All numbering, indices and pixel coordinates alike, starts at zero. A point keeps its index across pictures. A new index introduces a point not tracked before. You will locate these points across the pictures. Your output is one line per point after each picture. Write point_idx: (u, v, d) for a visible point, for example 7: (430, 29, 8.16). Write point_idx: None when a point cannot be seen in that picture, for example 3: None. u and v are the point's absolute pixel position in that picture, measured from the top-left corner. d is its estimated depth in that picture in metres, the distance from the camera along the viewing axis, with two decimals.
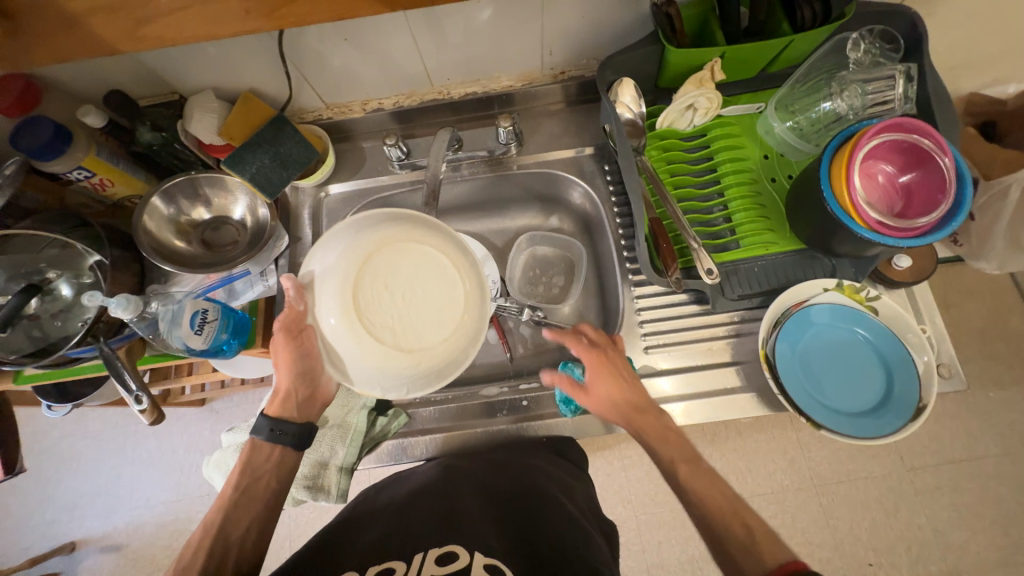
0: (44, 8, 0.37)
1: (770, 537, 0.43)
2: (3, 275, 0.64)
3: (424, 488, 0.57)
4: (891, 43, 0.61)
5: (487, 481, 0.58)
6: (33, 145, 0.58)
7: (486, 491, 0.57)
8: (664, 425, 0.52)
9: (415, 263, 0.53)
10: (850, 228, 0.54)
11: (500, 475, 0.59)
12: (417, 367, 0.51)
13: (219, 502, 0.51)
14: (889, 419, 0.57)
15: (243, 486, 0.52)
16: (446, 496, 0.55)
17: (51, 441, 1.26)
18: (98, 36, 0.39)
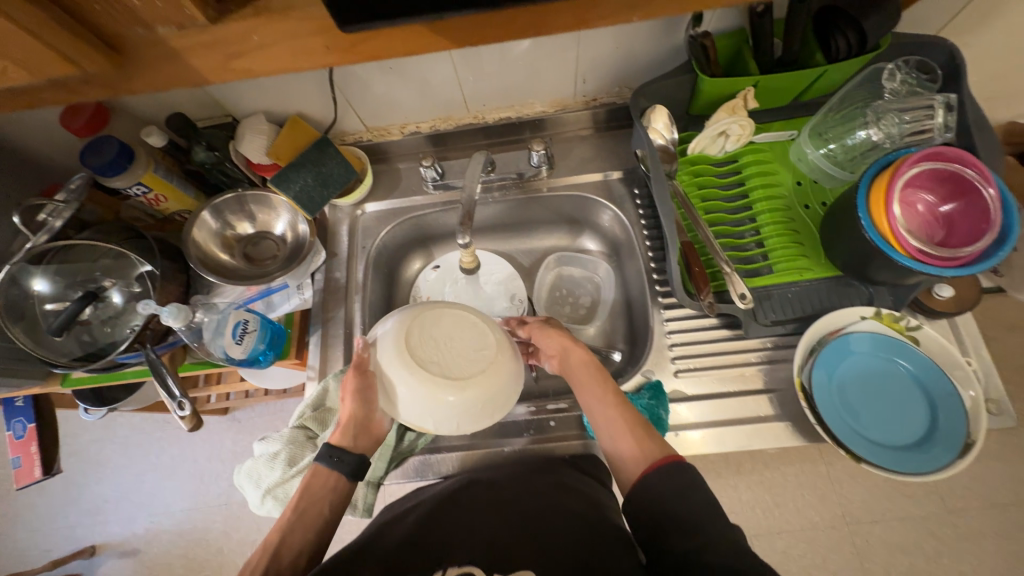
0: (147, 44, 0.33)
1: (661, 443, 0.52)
2: (62, 282, 0.67)
3: (450, 502, 0.57)
4: (928, 74, 0.60)
5: (509, 494, 0.57)
6: (99, 162, 0.62)
7: (508, 505, 0.55)
8: (584, 357, 0.61)
9: (462, 313, 0.56)
10: (889, 255, 0.53)
11: (524, 488, 0.58)
12: (460, 405, 0.51)
13: (279, 523, 0.52)
14: (936, 453, 0.54)
15: (300, 509, 0.53)
16: (470, 513, 0.55)
17: (80, 444, 1.30)
18: (193, 70, 0.35)
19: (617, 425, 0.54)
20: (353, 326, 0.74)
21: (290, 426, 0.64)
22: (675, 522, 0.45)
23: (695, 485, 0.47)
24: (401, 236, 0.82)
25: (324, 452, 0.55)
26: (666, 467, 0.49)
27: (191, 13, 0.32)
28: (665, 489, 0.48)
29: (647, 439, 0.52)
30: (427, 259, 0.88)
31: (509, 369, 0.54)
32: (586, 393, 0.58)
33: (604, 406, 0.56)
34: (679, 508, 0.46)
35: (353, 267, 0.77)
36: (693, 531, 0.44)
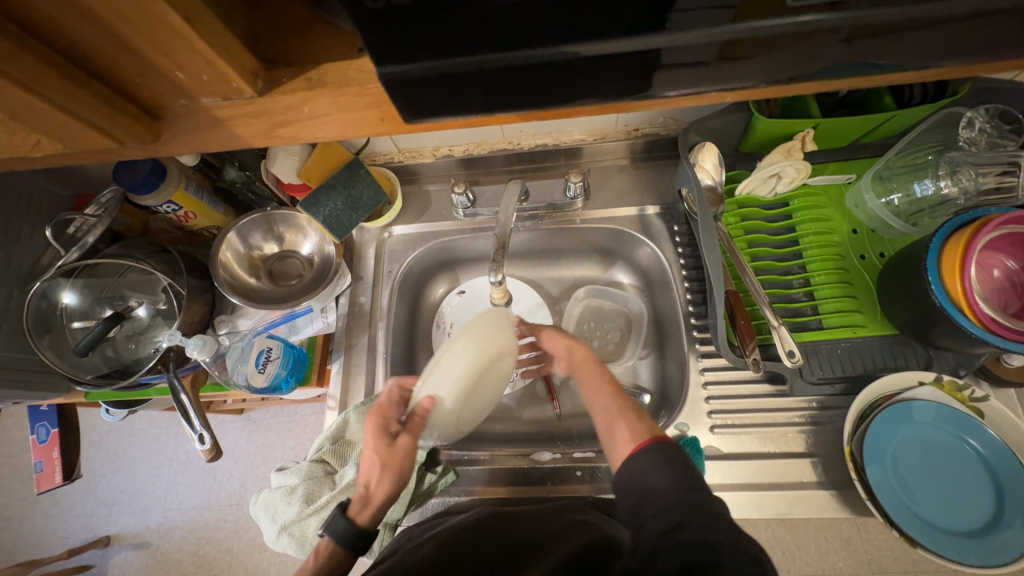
0: (195, 112, 0.33)
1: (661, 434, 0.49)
2: (89, 297, 0.66)
3: (456, 540, 0.51)
4: (1011, 124, 0.56)
5: (516, 538, 0.52)
6: (132, 180, 0.61)
7: (511, 548, 0.51)
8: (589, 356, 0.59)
9: (505, 370, 0.63)
10: (959, 323, 0.48)
11: (540, 529, 0.53)
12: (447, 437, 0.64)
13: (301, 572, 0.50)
14: (1008, 539, 0.49)
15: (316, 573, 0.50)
16: (472, 553, 0.50)
17: (100, 434, 1.31)
18: (236, 136, 0.34)
19: (612, 406, 0.53)
20: (376, 353, 0.73)
21: (308, 458, 0.63)
22: (659, 499, 0.43)
23: (682, 463, 0.45)
24: (428, 260, 0.80)
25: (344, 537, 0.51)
26: (657, 445, 0.47)
27: (239, 87, 0.30)
28: (649, 468, 0.45)
29: (638, 419, 0.51)
30: (452, 283, 0.86)
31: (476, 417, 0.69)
32: (582, 378, 0.58)
33: (597, 390, 0.55)
34: (660, 480, 0.44)
35: (377, 292, 0.76)
36: (671, 512, 0.41)
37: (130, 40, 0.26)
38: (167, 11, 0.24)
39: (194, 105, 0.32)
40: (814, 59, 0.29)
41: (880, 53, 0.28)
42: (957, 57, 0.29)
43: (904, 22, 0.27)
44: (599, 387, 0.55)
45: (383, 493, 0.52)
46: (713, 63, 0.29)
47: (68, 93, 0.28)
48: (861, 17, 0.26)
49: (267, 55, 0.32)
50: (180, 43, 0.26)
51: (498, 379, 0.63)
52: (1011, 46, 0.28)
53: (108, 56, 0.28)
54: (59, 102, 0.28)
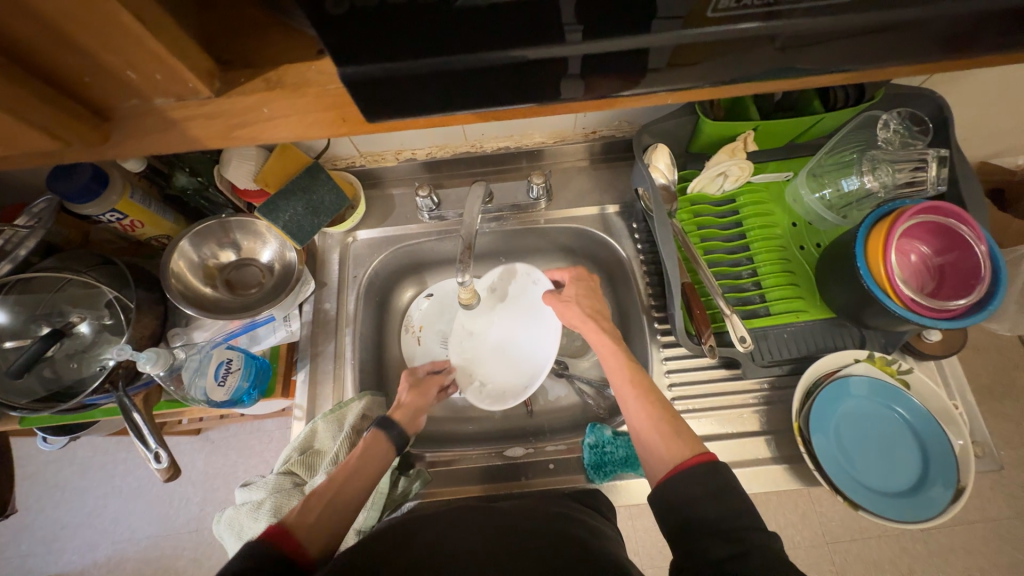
0: (149, 112, 0.32)
1: (694, 441, 0.52)
2: (23, 315, 0.61)
3: (442, 535, 0.52)
4: (919, 125, 0.63)
5: (501, 523, 0.53)
6: (69, 188, 0.57)
7: (502, 530, 0.52)
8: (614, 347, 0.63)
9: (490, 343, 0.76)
10: (884, 303, 0.53)
11: (528, 518, 0.54)
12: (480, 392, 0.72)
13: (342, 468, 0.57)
14: (934, 496, 0.55)
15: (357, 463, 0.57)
16: (459, 543, 0.50)
17: (36, 466, 1.20)
18: (192, 139, 0.33)
19: (654, 422, 0.54)
20: (343, 360, 0.71)
21: (274, 471, 0.61)
22: (710, 527, 0.43)
23: (731, 487, 0.46)
24: (394, 263, 0.80)
25: (381, 421, 0.62)
26: (702, 466, 0.47)
27: (195, 87, 0.30)
28: (696, 494, 0.46)
29: (677, 438, 0.52)
30: (420, 287, 0.86)
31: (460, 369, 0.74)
32: (615, 382, 0.60)
33: (636, 399, 0.57)
34: (710, 509, 0.44)
35: (344, 297, 0.75)
36: (732, 540, 0.42)
37: (77, 40, 0.25)
38: (118, 10, 0.24)
39: (149, 106, 0.31)
40: (749, 63, 0.31)
41: (808, 59, 0.32)
42: (875, 60, 0.32)
43: (831, 33, 0.30)
44: (638, 399, 0.57)
45: (413, 402, 0.66)
46: (663, 71, 0.31)
47: (8, 93, 0.27)
48: (789, 26, 0.29)
49: (224, 57, 0.32)
50: (131, 43, 0.26)
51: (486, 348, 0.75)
52: (921, 52, 0.32)
53: (51, 54, 0.27)
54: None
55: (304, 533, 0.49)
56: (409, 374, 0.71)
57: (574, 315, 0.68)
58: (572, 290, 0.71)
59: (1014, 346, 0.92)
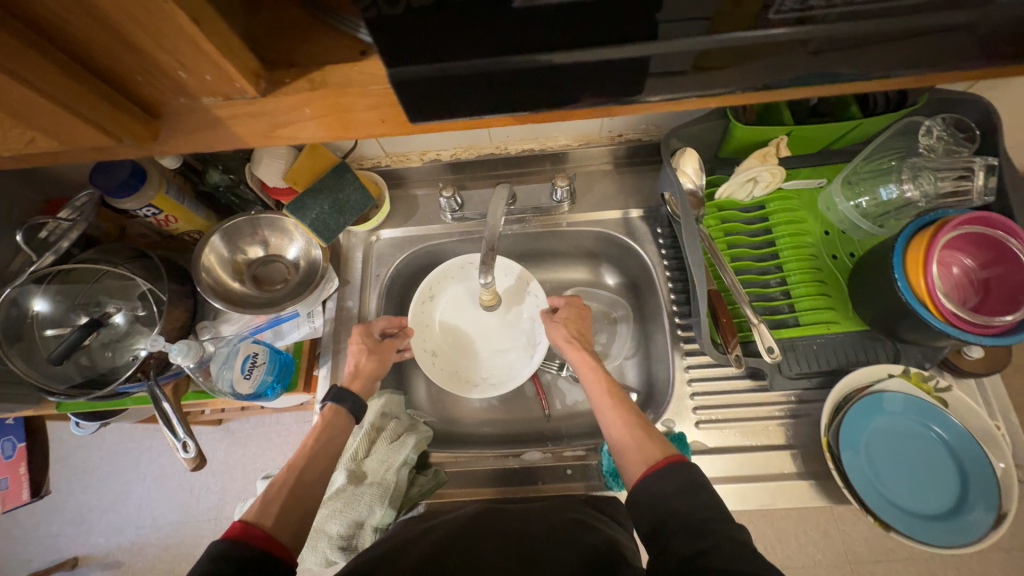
0: (196, 111, 0.33)
1: (665, 444, 0.51)
2: (62, 304, 0.64)
3: (448, 537, 0.51)
4: (965, 133, 0.60)
5: (511, 530, 0.53)
6: (109, 182, 0.59)
7: (511, 536, 0.52)
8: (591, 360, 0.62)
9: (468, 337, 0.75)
10: (923, 316, 0.51)
11: (538, 523, 0.53)
12: (449, 376, 0.72)
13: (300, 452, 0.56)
14: (974, 520, 0.52)
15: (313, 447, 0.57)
16: (464, 547, 0.50)
17: (67, 450, 1.25)
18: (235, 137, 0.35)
19: (629, 428, 0.54)
20: None
21: None
22: (682, 522, 0.43)
23: (701, 485, 0.45)
24: (416, 263, 0.81)
25: (334, 394, 0.62)
26: (672, 464, 0.47)
27: (242, 86, 0.31)
28: (668, 491, 0.45)
29: (648, 440, 0.52)
30: None
31: (425, 347, 0.72)
32: (591, 395, 0.60)
33: (610, 408, 0.57)
34: (680, 505, 0.44)
35: (366, 295, 0.75)
36: (701, 535, 0.41)
37: (134, 39, 0.26)
38: (174, 10, 0.25)
39: (196, 104, 0.32)
40: (786, 68, 0.31)
41: (843, 64, 0.30)
42: (912, 66, 0.31)
43: (872, 34, 0.28)
44: (612, 407, 0.57)
45: (372, 370, 0.65)
46: (688, 74, 0.30)
47: (68, 90, 0.28)
48: (830, 30, 0.28)
49: (270, 58, 0.33)
50: (186, 43, 0.27)
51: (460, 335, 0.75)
52: (962, 59, 0.31)
53: (109, 52, 0.28)
54: (59, 97, 0.28)
55: (290, 531, 0.49)
56: (365, 336, 0.66)
57: (559, 336, 0.67)
58: (568, 311, 0.69)
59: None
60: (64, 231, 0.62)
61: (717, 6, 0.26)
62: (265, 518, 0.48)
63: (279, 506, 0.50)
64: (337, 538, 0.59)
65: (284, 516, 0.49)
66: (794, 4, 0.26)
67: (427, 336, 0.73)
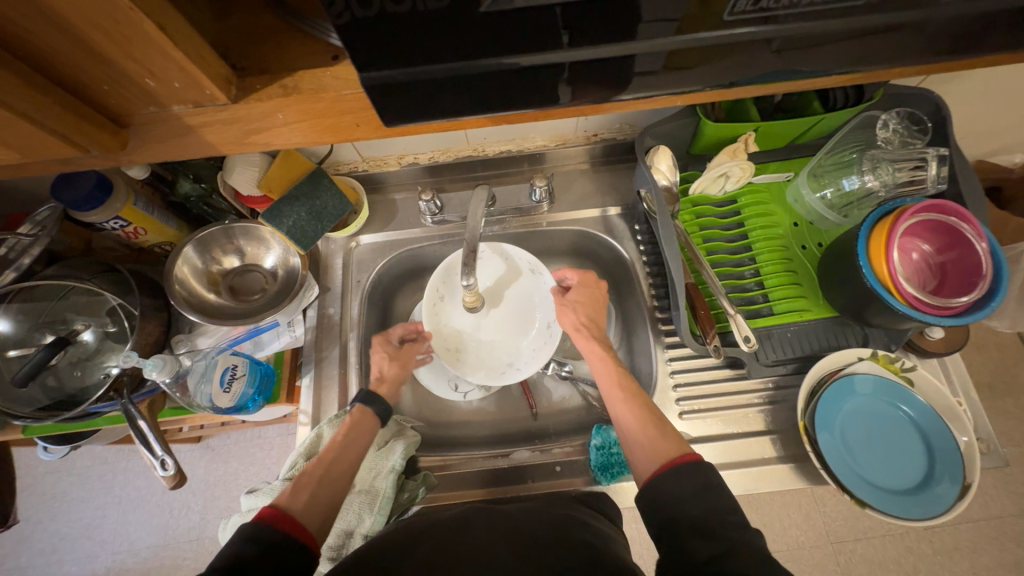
0: (164, 119, 0.32)
1: (679, 442, 0.52)
2: (25, 324, 0.61)
3: (443, 539, 0.51)
4: (918, 125, 0.64)
5: (504, 528, 0.53)
6: (72, 195, 0.57)
7: (505, 534, 0.52)
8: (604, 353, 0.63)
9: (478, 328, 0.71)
10: (886, 301, 0.54)
11: (533, 521, 0.54)
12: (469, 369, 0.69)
13: (330, 446, 0.56)
14: (940, 493, 0.55)
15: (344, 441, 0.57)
16: (459, 548, 0.50)
17: (33, 477, 1.19)
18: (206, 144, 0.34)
19: (644, 424, 0.55)
20: (348, 364, 0.71)
21: (279, 477, 0.61)
22: (694, 525, 0.44)
23: (716, 485, 0.46)
24: (397, 267, 0.80)
25: (363, 396, 0.62)
26: (687, 467, 0.47)
27: (213, 94, 0.30)
28: (683, 492, 0.46)
29: (664, 440, 0.53)
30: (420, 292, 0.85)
31: (441, 345, 0.70)
32: (604, 388, 0.61)
33: (623, 404, 0.58)
34: (694, 509, 0.45)
35: (348, 301, 0.75)
36: (714, 540, 0.42)
37: (99, 47, 0.26)
38: (141, 18, 0.24)
39: (163, 112, 0.32)
40: (749, 67, 0.32)
41: (802, 62, 0.32)
42: (869, 63, 0.33)
43: (826, 34, 0.30)
44: (625, 402, 0.58)
45: (394, 376, 0.66)
46: (659, 74, 0.31)
47: (30, 100, 0.27)
48: (788, 30, 0.29)
49: (241, 65, 0.33)
50: (153, 50, 0.26)
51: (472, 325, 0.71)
52: (914, 57, 0.32)
53: (71, 61, 0.27)
54: (18, 108, 0.27)
55: (315, 523, 0.49)
56: (385, 343, 0.68)
57: (568, 323, 0.66)
58: (578, 293, 0.69)
59: (1013, 344, 0.93)
60: (25, 247, 0.59)
61: (686, 9, 0.27)
62: (296, 504, 0.49)
63: (308, 495, 0.50)
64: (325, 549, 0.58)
65: (309, 510, 0.49)
66: (747, 5, 0.27)
67: (440, 333, 0.70)
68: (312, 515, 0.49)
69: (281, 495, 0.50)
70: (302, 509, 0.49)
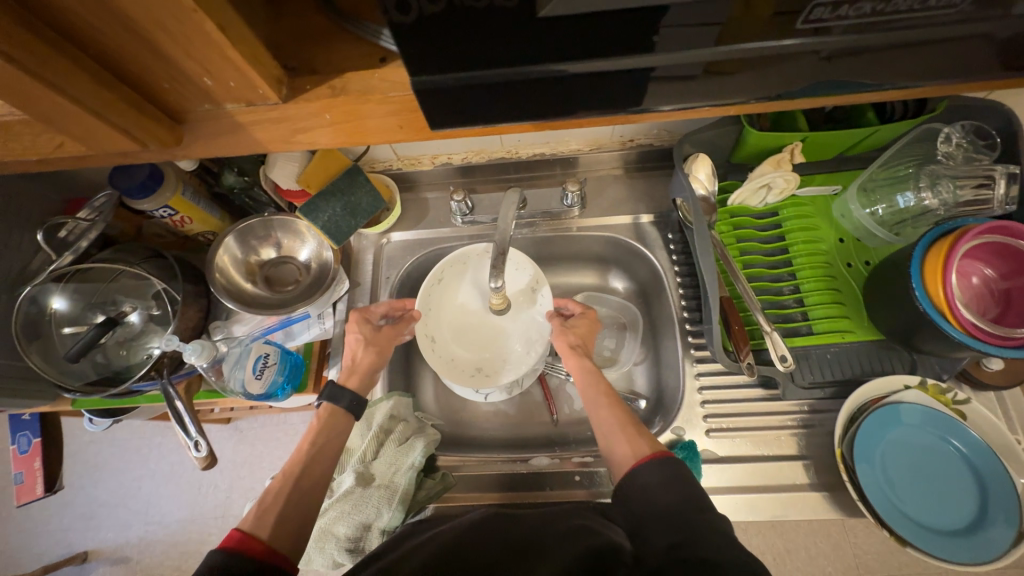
0: (217, 116, 0.33)
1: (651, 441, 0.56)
2: (80, 303, 0.65)
3: (452, 539, 0.51)
4: (985, 140, 0.59)
5: (515, 532, 0.53)
6: (128, 184, 0.60)
7: (516, 540, 0.51)
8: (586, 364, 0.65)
9: (471, 331, 0.72)
10: (941, 327, 0.50)
11: (542, 528, 0.53)
12: (440, 361, 0.69)
13: (298, 456, 0.56)
14: (994, 538, 0.51)
15: (318, 444, 0.57)
16: (468, 550, 0.50)
17: (78, 445, 1.27)
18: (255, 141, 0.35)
19: (620, 426, 0.57)
20: None
21: None
22: (659, 513, 0.48)
23: (685, 478, 0.50)
24: (426, 265, 0.81)
25: (329, 392, 0.61)
26: (658, 460, 0.52)
27: (264, 93, 0.31)
28: (654, 481, 0.50)
29: (639, 436, 0.56)
30: None
31: (424, 329, 0.69)
32: (586, 392, 0.63)
33: (603, 408, 0.60)
34: (662, 497, 0.49)
35: (377, 297, 0.76)
36: (678, 529, 0.45)
37: (163, 47, 0.27)
38: (203, 20, 0.25)
39: (217, 110, 0.33)
40: (800, 78, 0.31)
41: (855, 74, 0.30)
42: (933, 76, 0.31)
43: (885, 45, 0.28)
44: (607, 406, 0.60)
45: (370, 361, 0.66)
46: (700, 78, 0.30)
47: (99, 97, 0.29)
48: (844, 41, 0.28)
49: (292, 66, 0.33)
50: (211, 50, 0.27)
51: (462, 326, 0.72)
52: (984, 69, 0.30)
53: (137, 59, 0.28)
54: (87, 104, 0.28)
55: (287, 542, 0.48)
56: (363, 324, 0.67)
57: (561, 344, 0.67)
58: (578, 321, 0.70)
59: None
60: (83, 231, 0.63)
61: (730, 12, 0.26)
62: (262, 528, 0.48)
63: (276, 518, 0.49)
64: (344, 539, 0.59)
65: (280, 524, 0.49)
66: (823, 11, 0.25)
67: (428, 319, 0.70)
68: (285, 534, 0.48)
69: (247, 516, 0.50)
70: (270, 531, 0.48)
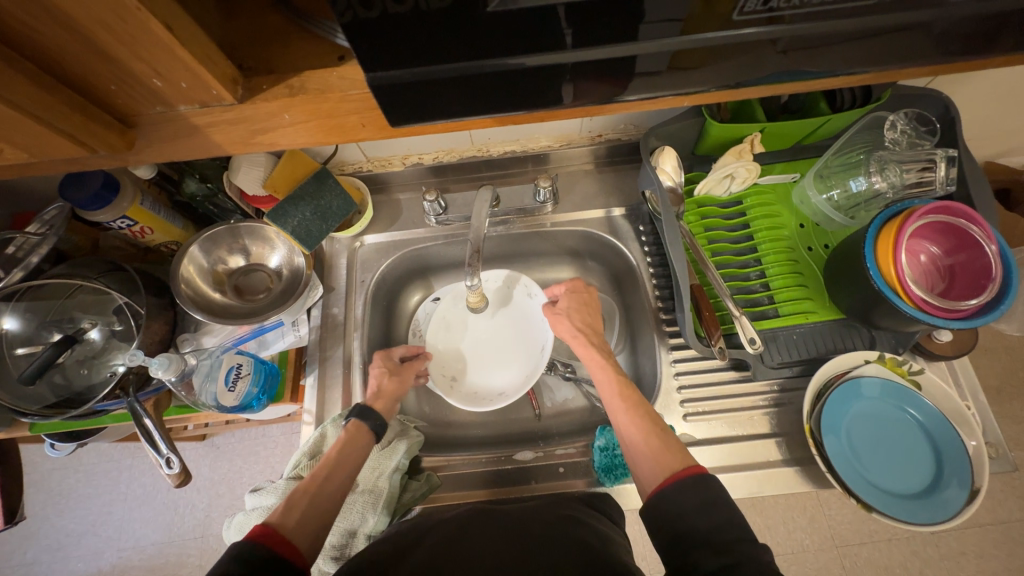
0: (170, 119, 0.32)
1: (682, 453, 0.51)
2: (33, 322, 0.61)
3: (444, 541, 0.51)
4: (926, 126, 0.64)
5: (510, 528, 0.53)
6: (79, 196, 0.57)
7: (512, 536, 0.51)
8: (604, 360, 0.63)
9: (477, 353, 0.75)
10: (895, 304, 0.53)
11: (536, 521, 0.53)
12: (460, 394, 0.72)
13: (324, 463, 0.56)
14: (949, 498, 0.54)
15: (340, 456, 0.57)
16: (462, 551, 0.49)
17: (41, 473, 1.20)
18: (213, 143, 0.34)
19: (644, 434, 0.54)
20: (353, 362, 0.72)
21: (285, 476, 0.61)
22: (700, 539, 0.43)
23: (721, 498, 0.45)
24: (402, 267, 0.80)
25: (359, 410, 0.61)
26: (693, 477, 0.47)
27: (219, 93, 0.30)
28: (690, 505, 0.45)
29: (669, 452, 0.52)
30: (427, 291, 0.86)
31: (437, 372, 0.74)
32: (605, 395, 0.60)
33: (626, 414, 0.57)
34: (702, 523, 0.44)
35: (352, 301, 0.75)
36: (724, 551, 0.42)
37: (107, 47, 0.26)
38: (148, 16, 0.24)
39: (171, 113, 0.32)
40: (756, 67, 0.32)
41: (806, 63, 0.32)
42: (877, 63, 0.32)
43: (833, 35, 0.30)
44: (630, 413, 0.57)
45: (393, 391, 0.66)
46: (660, 72, 0.31)
47: (38, 101, 0.27)
48: (795, 29, 0.29)
49: (247, 66, 0.33)
50: (160, 50, 0.26)
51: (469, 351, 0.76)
52: (921, 55, 0.32)
53: (80, 61, 0.27)
54: (28, 108, 0.27)
55: (306, 542, 0.48)
56: (385, 360, 0.69)
57: (566, 329, 0.68)
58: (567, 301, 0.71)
59: None
60: (33, 247, 0.60)
61: (689, 8, 0.27)
62: (285, 522, 0.48)
63: (299, 515, 0.49)
64: (331, 548, 0.59)
65: (303, 527, 0.48)
66: (758, 4, 0.27)
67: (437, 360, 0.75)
68: (303, 534, 0.48)
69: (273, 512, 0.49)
70: (292, 526, 0.48)
